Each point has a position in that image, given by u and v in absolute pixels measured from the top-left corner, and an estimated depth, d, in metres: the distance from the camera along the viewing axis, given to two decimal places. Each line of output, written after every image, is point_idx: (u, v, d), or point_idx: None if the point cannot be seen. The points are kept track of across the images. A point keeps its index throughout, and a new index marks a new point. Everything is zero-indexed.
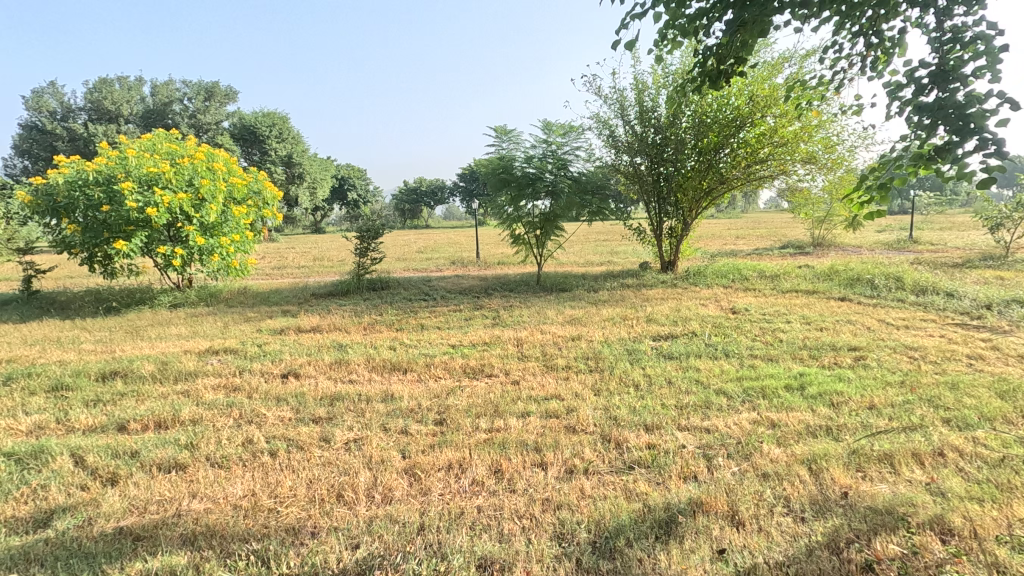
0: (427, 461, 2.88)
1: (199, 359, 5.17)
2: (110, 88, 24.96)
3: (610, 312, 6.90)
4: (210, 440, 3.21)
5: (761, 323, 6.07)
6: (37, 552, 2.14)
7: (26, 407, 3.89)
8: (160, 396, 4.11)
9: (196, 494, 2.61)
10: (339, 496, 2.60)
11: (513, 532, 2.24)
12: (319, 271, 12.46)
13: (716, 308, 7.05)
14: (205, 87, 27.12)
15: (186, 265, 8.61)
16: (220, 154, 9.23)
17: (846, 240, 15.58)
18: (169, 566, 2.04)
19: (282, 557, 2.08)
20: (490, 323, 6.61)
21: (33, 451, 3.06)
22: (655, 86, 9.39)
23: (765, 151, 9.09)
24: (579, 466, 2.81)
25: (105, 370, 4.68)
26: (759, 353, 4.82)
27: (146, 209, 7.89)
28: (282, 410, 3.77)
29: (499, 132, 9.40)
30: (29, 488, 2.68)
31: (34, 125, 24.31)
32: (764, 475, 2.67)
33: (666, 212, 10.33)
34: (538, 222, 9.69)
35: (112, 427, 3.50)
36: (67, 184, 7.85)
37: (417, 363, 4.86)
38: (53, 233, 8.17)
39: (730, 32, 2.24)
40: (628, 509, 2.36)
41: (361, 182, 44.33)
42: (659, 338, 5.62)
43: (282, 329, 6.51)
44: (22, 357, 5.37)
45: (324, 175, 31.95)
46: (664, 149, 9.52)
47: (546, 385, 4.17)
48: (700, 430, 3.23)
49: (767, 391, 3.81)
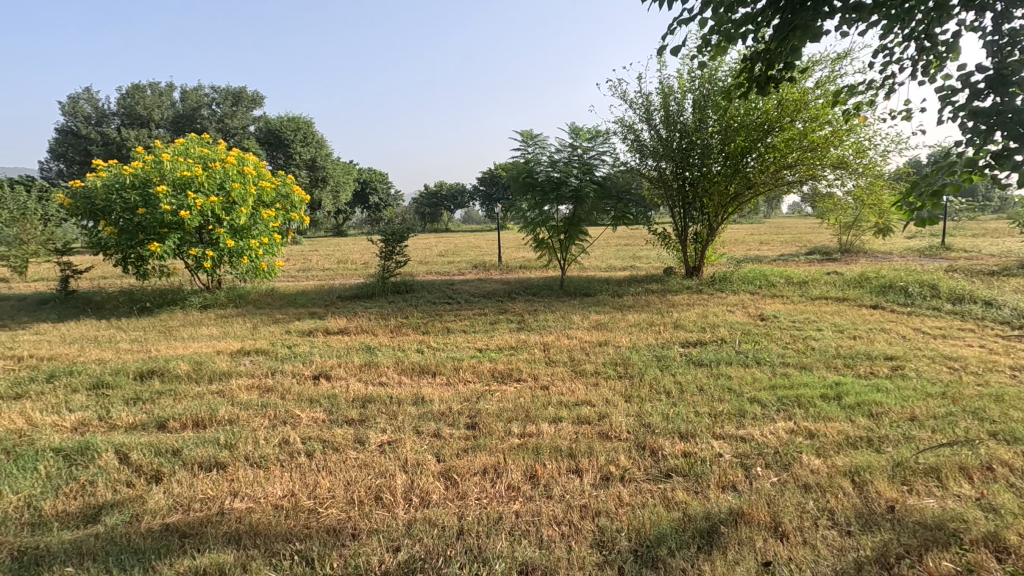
0: (462, 465, 2.89)
1: (232, 360, 5.27)
2: (142, 94, 25.68)
3: (636, 317, 6.84)
4: (248, 440, 3.26)
5: (791, 330, 5.97)
6: (89, 547, 2.19)
7: (70, 404, 4.01)
8: (196, 395, 4.19)
9: (237, 493, 2.65)
10: (377, 498, 2.62)
11: (552, 538, 2.24)
12: (344, 271, 12.99)
13: (744, 315, 6.96)
14: (233, 92, 27.76)
15: (216, 267, 8.78)
16: (249, 159, 9.38)
17: (875, 246, 15.28)
18: (218, 565, 2.08)
19: (326, 557, 2.11)
20: (515, 328, 6.60)
21: (79, 447, 3.14)
22: (681, 90, 9.34)
23: (794, 155, 8.97)
24: (615, 473, 2.79)
25: (143, 370, 4.79)
26: (792, 361, 4.75)
27: (179, 212, 8.08)
28: (315, 411, 3.82)
29: (525, 137, 9.46)
30: (78, 484, 2.75)
31: (70, 130, 25.09)
32: (805, 486, 2.62)
33: (692, 217, 10.26)
34: (562, 226, 9.67)
35: (152, 426, 3.58)
36: (105, 187, 8.07)
37: (445, 366, 4.89)
38: (89, 235, 8.39)
39: (779, 37, 2.24)
40: (669, 517, 2.33)
41: (383, 186, 44.78)
42: (688, 344, 5.56)
43: (311, 330, 6.62)
44: (62, 355, 5.52)
45: (347, 178, 32.40)
46: (690, 153, 9.42)
47: (576, 390, 4.15)
48: (735, 438, 3.19)
49: (804, 400, 3.74)
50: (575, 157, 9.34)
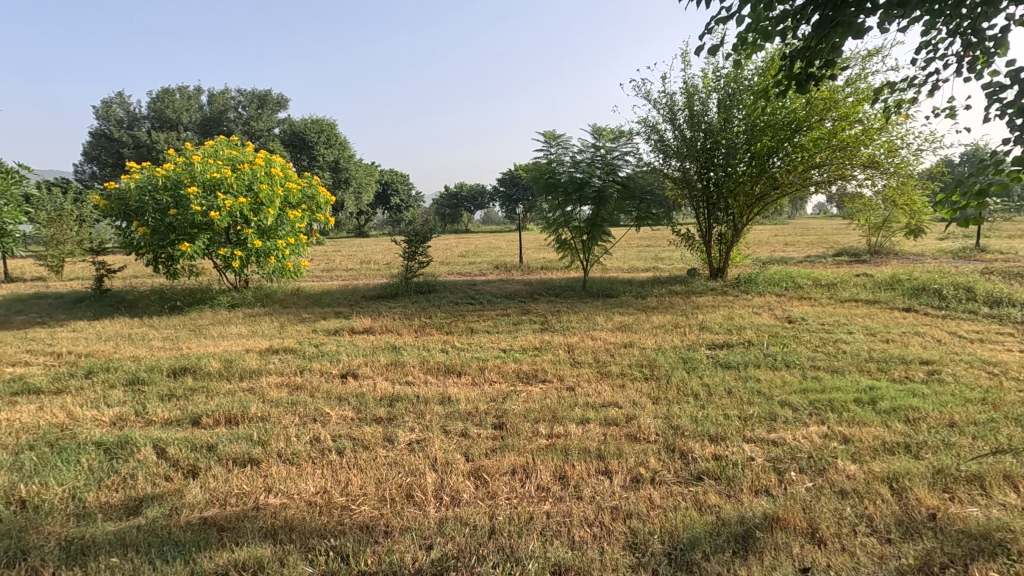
0: (491, 464, 2.90)
1: (262, 358, 5.36)
2: (171, 98, 26.36)
3: (661, 319, 6.78)
4: (280, 437, 3.31)
5: (820, 333, 5.85)
6: (132, 538, 2.25)
7: (108, 399, 4.13)
8: (228, 392, 4.28)
9: (272, 489, 2.70)
10: (408, 497, 2.64)
11: (584, 539, 2.24)
12: (368, 271, 13.15)
13: (771, 316, 6.86)
14: (258, 95, 28.30)
15: (244, 267, 8.94)
16: (277, 160, 9.55)
17: (906, 247, 14.91)
18: (256, 559, 2.11)
19: (361, 554, 2.13)
20: (539, 328, 6.59)
21: (119, 441, 3.24)
22: (706, 89, 9.24)
23: (823, 155, 8.82)
24: (645, 475, 2.77)
25: (176, 367, 4.91)
26: (823, 365, 4.65)
27: (209, 213, 8.25)
28: (344, 410, 3.86)
29: (548, 138, 9.45)
30: (119, 476, 2.83)
31: (103, 132, 25.89)
32: (841, 492, 2.57)
33: (717, 218, 10.12)
34: (584, 227, 9.63)
35: (187, 421, 3.67)
36: (138, 189, 8.28)
37: (470, 366, 4.91)
38: (123, 235, 8.62)
39: (819, 33, 2.22)
40: (702, 521, 2.31)
41: (404, 187, 45.14)
42: (714, 346, 5.50)
43: (337, 329, 6.71)
44: (99, 352, 5.69)
45: (369, 180, 32.78)
46: (715, 153, 9.30)
47: (602, 392, 4.13)
48: (767, 442, 3.14)
49: (837, 404, 3.67)
50: (598, 157, 9.28)
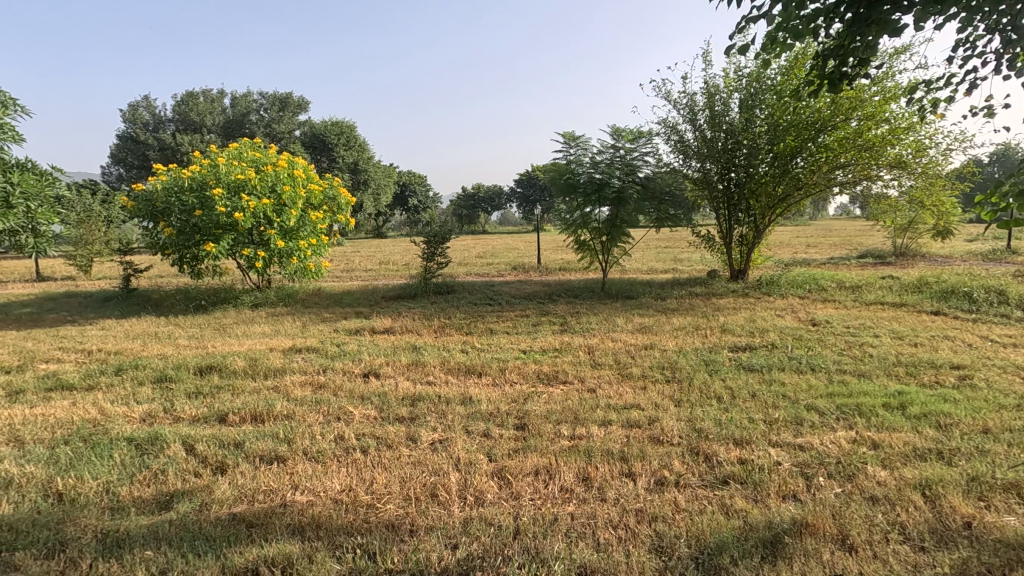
0: (515, 465, 2.91)
1: (285, 357, 5.44)
2: (195, 101, 26.89)
3: (681, 321, 6.72)
4: (305, 435, 3.35)
5: (846, 336, 5.74)
6: (165, 532, 2.30)
7: (137, 396, 4.22)
8: (253, 391, 4.35)
9: (299, 486, 2.74)
10: (432, 496, 2.65)
11: (609, 541, 2.23)
12: (388, 271, 13.28)
13: (794, 319, 6.76)
14: (279, 98, 28.71)
15: (266, 267, 9.07)
16: (299, 162, 9.68)
17: (933, 249, 14.59)
18: (284, 555, 2.14)
19: (387, 552, 2.15)
20: (558, 330, 6.58)
21: (149, 438, 3.31)
22: (727, 89, 9.15)
23: (848, 155, 8.68)
24: (670, 478, 2.75)
25: (202, 365, 5.00)
26: (849, 369, 4.56)
27: (234, 214, 8.39)
28: (367, 409, 3.89)
29: (567, 139, 9.43)
30: (150, 472, 2.90)
31: (129, 135, 26.50)
32: (872, 498, 2.52)
33: (737, 219, 10.00)
34: (603, 228, 9.58)
35: (214, 419, 3.74)
36: (164, 190, 8.45)
37: (490, 367, 4.92)
38: (150, 236, 8.80)
39: (852, 31, 2.19)
40: (729, 525, 2.29)
41: (421, 188, 45.43)
42: (736, 349, 5.43)
43: (357, 329, 6.77)
44: (128, 350, 5.82)
45: (387, 181, 33.05)
46: (736, 154, 9.18)
47: (624, 394, 4.11)
48: (793, 446, 3.09)
49: (864, 409, 3.59)
50: (618, 158, 9.22)
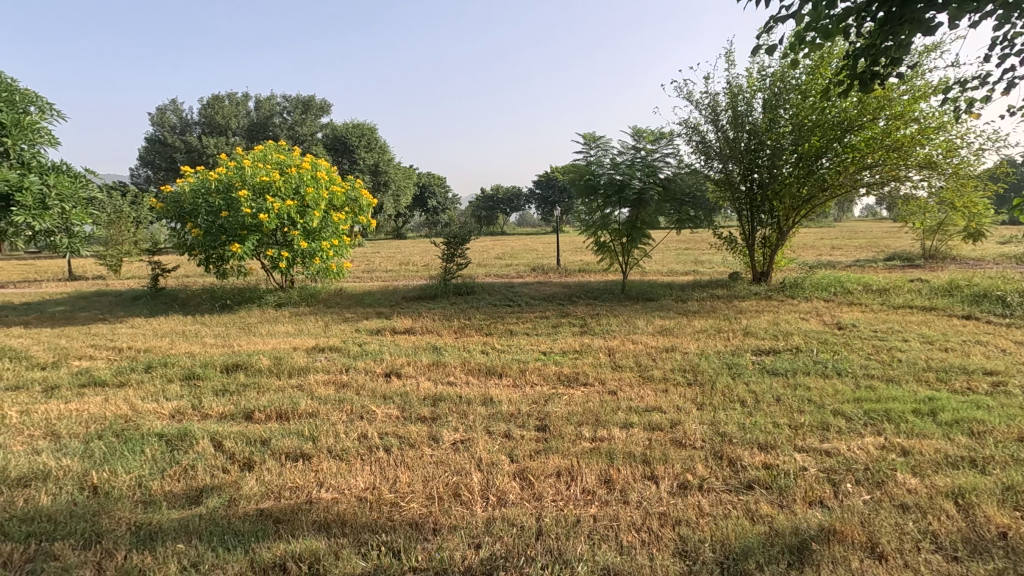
0: (536, 466, 2.91)
1: (308, 356, 5.51)
2: (221, 104, 27.45)
3: (702, 323, 6.65)
4: (329, 434, 3.40)
5: (873, 340, 5.63)
6: (195, 526, 2.35)
7: (167, 393, 4.33)
8: (278, 389, 4.43)
9: (323, 483, 2.78)
10: (455, 495, 2.68)
11: (633, 544, 2.22)
12: (409, 272, 13.39)
13: (819, 323, 6.64)
14: (302, 101, 29.14)
15: (290, 267, 9.23)
16: (322, 164, 9.81)
17: (964, 251, 14.21)
18: (311, 551, 2.18)
19: (412, 550, 2.17)
20: (578, 331, 6.57)
21: (179, 434, 3.40)
22: (751, 89, 9.05)
23: (875, 155, 8.50)
24: (693, 482, 2.73)
25: (229, 363, 5.10)
26: (876, 374, 4.47)
27: (259, 215, 8.55)
28: (389, 408, 3.93)
29: (588, 140, 9.41)
30: (180, 467, 2.97)
31: (157, 138, 27.21)
32: (902, 506, 2.47)
33: (760, 221, 9.85)
34: (623, 229, 9.54)
35: (240, 416, 3.82)
36: (192, 192, 8.66)
37: (511, 368, 4.93)
38: (178, 236, 9.01)
39: (884, 30, 2.17)
40: (754, 530, 2.26)
41: (440, 189, 45.68)
42: (760, 352, 5.36)
43: (378, 329, 6.85)
44: (156, 348, 5.97)
45: (407, 183, 33.33)
46: (759, 154, 9.05)
47: (645, 396, 4.08)
48: (820, 452, 3.04)
49: (893, 414, 3.52)
50: (638, 159, 9.15)
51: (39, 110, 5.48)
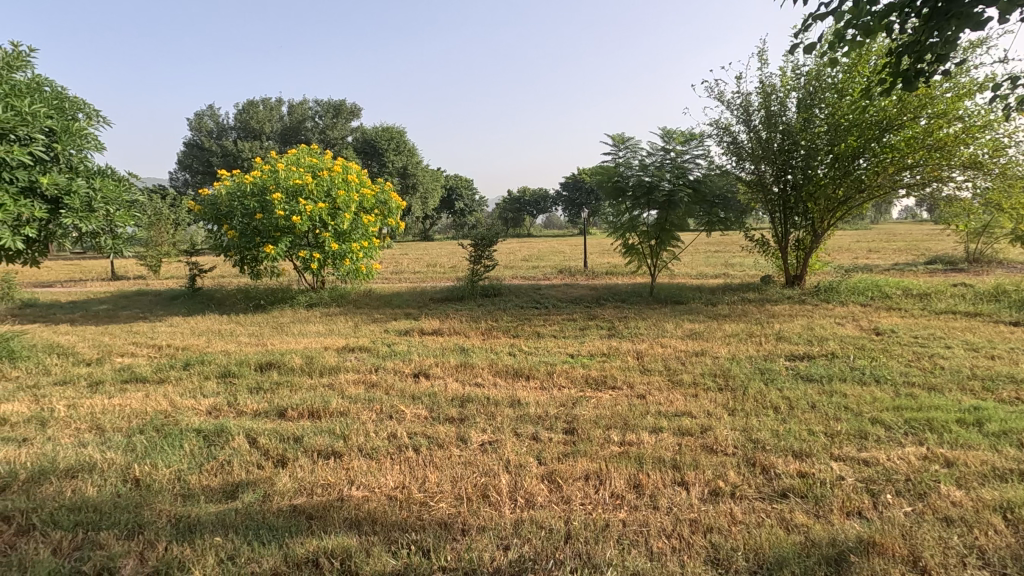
0: (565, 469, 2.90)
1: (338, 356, 5.60)
2: (255, 109, 28.19)
3: (733, 327, 6.52)
4: (360, 433, 3.45)
5: (914, 347, 5.43)
6: (232, 520, 2.42)
7: (204, 390, 4.46)
8: (310, 387, 4.51)
9: (354, 481, 2.82)
10: (484, 496, 2.69)
11: (663, 551, 2.19)
12: (436, 274, 13.49)
13: (856, 328, 6.44)
14: (334, 105, 29.70)
15: (321, 268, 9.41)
16: (353, 167, 9.97)
17: (1012, 255, 13.60)
18: (343, 547, 2.21)
19: (441, 550, 2.19)
20: (605, 334, 6.52)
21: (216, 430, 3.50)
22: (785, 88, 8.85)
23: (916, 155, 8.22)
24: (725, 488, 2.68)
25: (263, 362, 5.23)
26: (917, 381, 4.31)
27: (292, 217, 8.74)
28: (418, 408, 3.97)
29: (617, 141, 9.34)
30: (218, 462, 3.06)
31: (195, 143, 28.12)
32: (946, 519, 2.38)
33: (794, 223, 9.61)
34: (652, 232, 9.43)
35: (274, 413, 3.91)
36: (228, 195, 8.92)
37: (538, 370, 4.92)
38: (215, 238, 9.28)
39: (930, 26, 2.11)
40: (789, 540, 2.21)
41: (468, 191, 45.98)
42: (793, 358, 5.23)
43: (407, 330, 6.92)
44: (194, 346, 6.16)
45: (435, 185, 33.64)
46: (793, 155, 8.84)
47: (675, 401, 4.02)
48: (857, 461, 2.95)
49: (936, 424, 3.39)
50: (668, 160, 9.04)
51: (87, 116, 5.72)
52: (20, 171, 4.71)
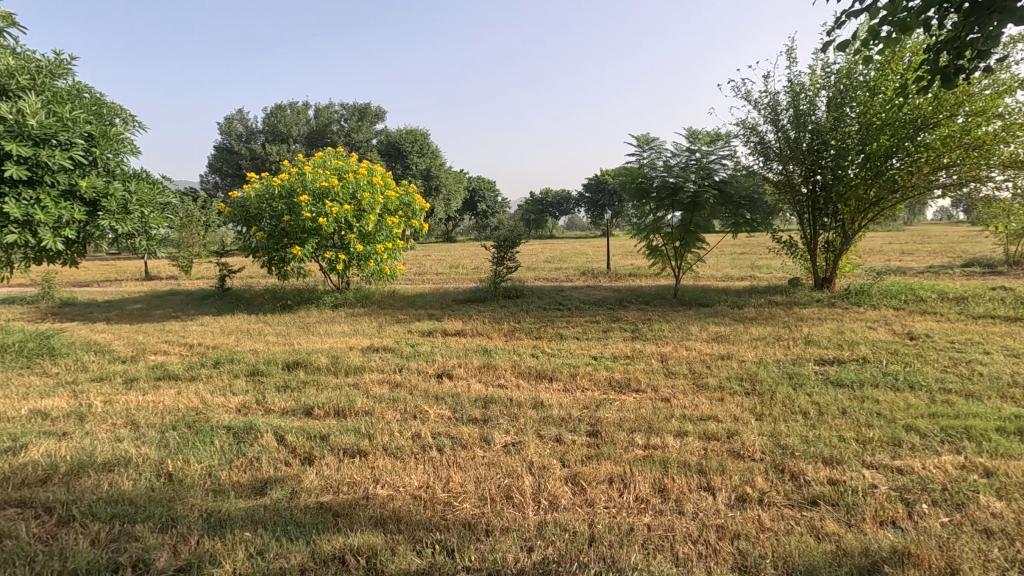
0: (588, 472, 2.89)
1: (363, 356, 5.67)
2: (283, 113, 28.76)
3: (760, 331, 6.41)
4: (385, 432, 3.49)
5: (950, 352, 5.25)
6: (261, 516, 2.46)
7: (234, 387, 4.57)
8: (335, 387, 4.58)
9: (379, 480, 2.85)
10: (507, 497, 2.69)
11: (689, 556, 2.16)
12: (459, 275, 13.55)
13: (889, 332, 6.26)
14: (359, 108, 30.08)
15: (346, 269, 9.54)
16: (378, 169, 10.09)
17: None
18: (369, 545, 2.24)
19: (466, 550, 2.20)
20: (629, 336, 6.47)
21: (245, 427, 3.57)
22: (814, 87, 8.68)
23: (952, 155, 7.98)
24: (753, 494, 2.63)
25: (290, 361, 5.33)
26: (954, 388, 4.17)
27: (318, 219, 8.89)
28: (441, 409, 4.00)
29: (641, 141, 9.26)
30: (247, 459, 3.12)
31: (225, 147, 28.83)
32: (986, 531, 2.29)
33: (823, 224, 9.39)
34: (676, 233, 9.32)
35: (301, 412, 3.98)
36: (257, 197, 9.12)
37: (561, 372, 4.91)
38: (244, 239, 9.49)
39: (971, 22, 2.06)
40: (820, 549, 2.16)
41: (490, 193, 46.14)
42: (823, 362, 5.11)
43: (430, 331, 6.97)
44: (223, 345, 6.31)
45: (457, 187, 33.82)
46: (823, 154, 8.65)
47: (700, 405, 3.97)
48: (891, 469, 2.87)
49: (975, 432, 3.27)
50: (693, 161, 8.92)
51: (123, 122, 5.91)
52: (60, 175, 4.89)
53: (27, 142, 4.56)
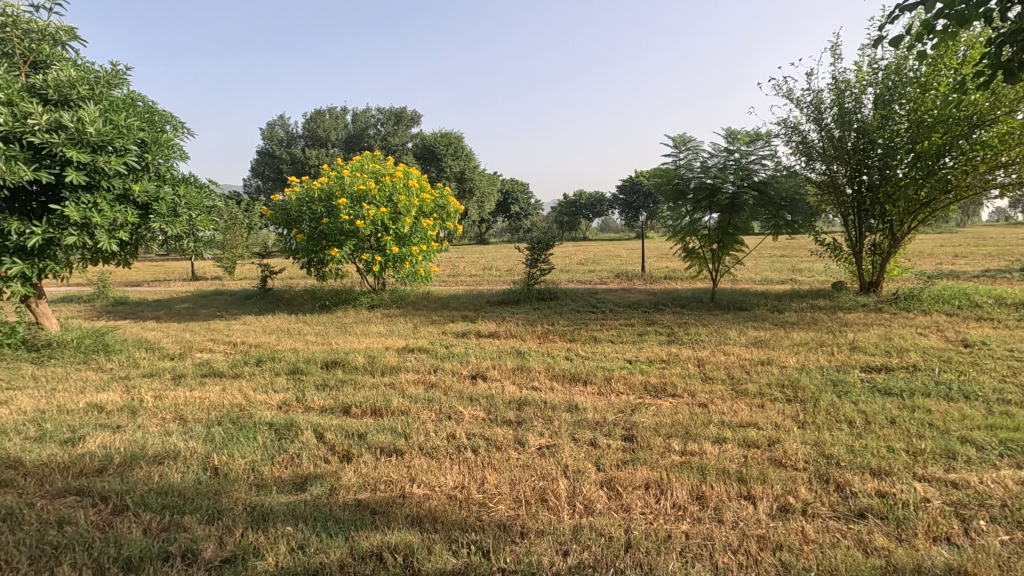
0: (624, 477, 2.85)
1: (398, 356, 5.76)
2: (322, 118, 29.52)
3: (802, 336, 6.21)
4: (421, 432, 3.53)
5: (1009, 361, 4.98)
6: (301, 511, 2.53)
7: (275, 385, 4.71)
8: (372, 386, 4.66)
9: (415, 479, 2.89)
10: (542, 500, 2.68)
11: (729, 566, 2.12)
12: (492, 277, 13.61)
13: (941, 339, 5.98)
14: (395, 112, 30.51)
15: (383, 270, 9.70)
16: (413, 173, 10.23)
17: None
18: (406, 543, 2.27)
19: (500, 552, 2.20)
20: (665, 340, 6.37)
21: (286, 424, 3.67)
22: (860, 84, 8.39)
23: (1012, 152, 7.59)
24: (796, 505, 2.55)
25: (328, 359, 5.46)
26: (1014, 399, 3.94)
27: (356, 221, 9.07)
28: (476, 410, 4.02)
29: (677, 142, 9.12)
30: (288, 455, 3.20)
31: (267, 151, 29.79)
32: None
33: (869, 227, 9.01)
34: (714, 235, 9.11)
35: (339, 410, 4.06)
36: (298, 200, 9.38)
37: (595, 375, 4.87)
38: (285, 241, 9.76)
39: None
40: (868, 564, 2.08)
41: (523, 195, 46.22)
42: (869, 369, 4.91)
43: (464, 332, 7.02)
44: (265, 343, 6.50)
45: (491, 189, 33.98)
46: (869, 153, 8.32)
47: (739, 411, 3.87)
48: (945, 483, 2.74)
49: None
50: (731, 161, 8.72)
51: (173, 128, 6.16)
52: (115, 180, 5.13)
53: (86, 148, 4.82)
